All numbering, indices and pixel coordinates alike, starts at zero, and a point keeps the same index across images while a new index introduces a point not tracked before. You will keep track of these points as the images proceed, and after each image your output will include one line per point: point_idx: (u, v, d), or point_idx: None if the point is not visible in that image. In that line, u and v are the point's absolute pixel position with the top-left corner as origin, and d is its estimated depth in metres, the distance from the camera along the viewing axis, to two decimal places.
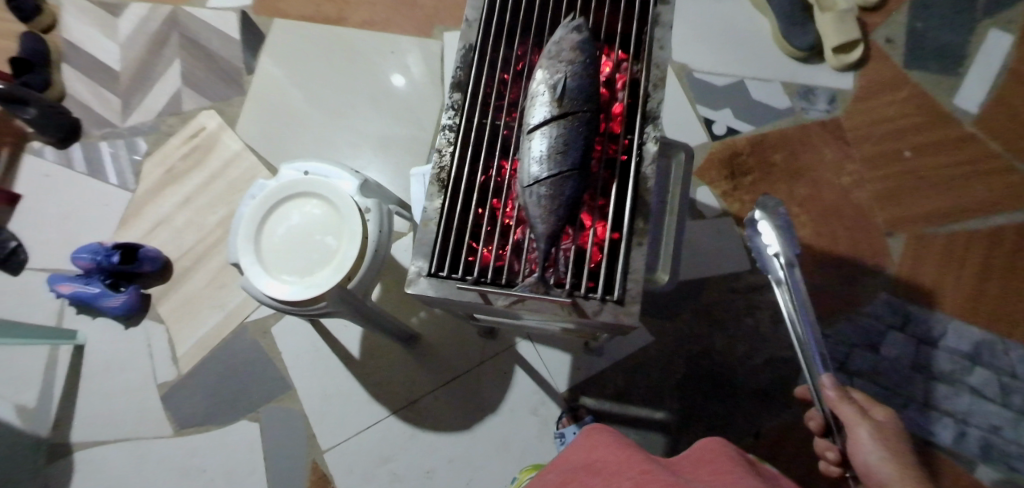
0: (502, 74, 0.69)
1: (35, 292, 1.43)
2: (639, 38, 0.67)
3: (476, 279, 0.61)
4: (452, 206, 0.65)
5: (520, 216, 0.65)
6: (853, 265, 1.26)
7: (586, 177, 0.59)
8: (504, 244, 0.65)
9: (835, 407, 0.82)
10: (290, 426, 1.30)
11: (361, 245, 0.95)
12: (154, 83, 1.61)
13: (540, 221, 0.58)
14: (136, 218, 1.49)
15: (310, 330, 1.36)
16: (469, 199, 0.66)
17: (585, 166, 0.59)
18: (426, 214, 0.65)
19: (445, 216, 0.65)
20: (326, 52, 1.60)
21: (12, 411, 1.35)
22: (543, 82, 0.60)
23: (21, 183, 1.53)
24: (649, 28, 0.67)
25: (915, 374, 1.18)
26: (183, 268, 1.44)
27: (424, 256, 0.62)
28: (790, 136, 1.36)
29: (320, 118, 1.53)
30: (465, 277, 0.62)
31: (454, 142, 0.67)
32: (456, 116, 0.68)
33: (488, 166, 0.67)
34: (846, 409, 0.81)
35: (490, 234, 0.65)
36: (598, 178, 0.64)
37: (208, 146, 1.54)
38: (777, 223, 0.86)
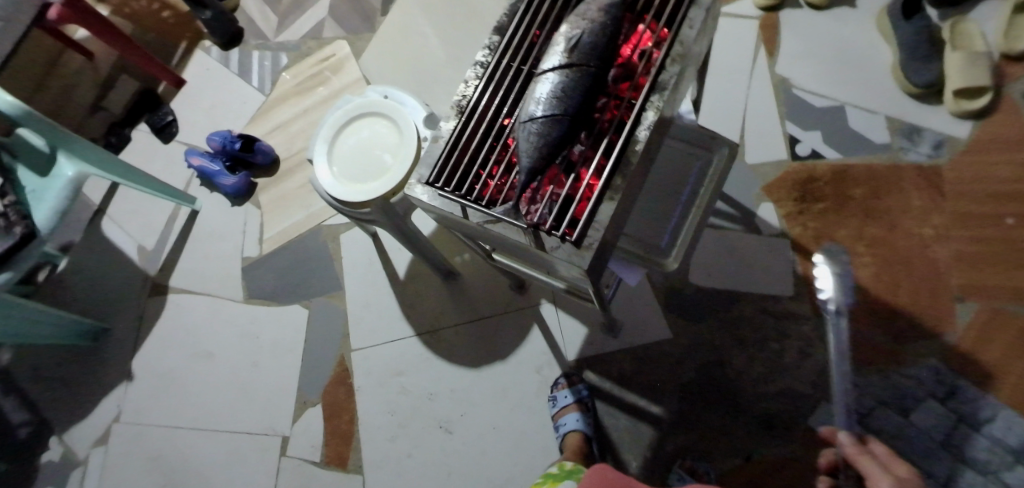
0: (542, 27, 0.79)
1: (175, 160, 1.75)
2: (673, 18, 0.74)
3: (463, 195, 0.73)
4: (463, 128, 0.76)
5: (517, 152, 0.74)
6: (908, 322, 1.18)
7: (577, 125, 0.69)
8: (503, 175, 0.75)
9: (857, 460, 0.75)
10: (332, 320, 1.49)
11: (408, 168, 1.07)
12: (306, 10, 1.86)
13: (526, 154, 0.69)
14: (264, 119, 1.75)
15: (370, 245, 1.52)
16: (479, 130, 0.77)
17: (576, 114, 0.68)
18: (441, 132, 0.77)
19: (455, 136, 0.76)
20: (451, 7, 1.74)
21: (138, 247, 1.68)
22: (564, 36, 0.70)
23: (189, 72, 1.86)
24: (685, 9, 0.73)
25: (941, 450, 1.10)
26: (287, 168, 1.68)
27: (428, 167, 0.75)
28: (878, 173, 1.27)
29: (431, 66, 1.69)
30: (455, 192, 0.74)
31: (482, 77, 0.78)
32: (491, 55, 0.78)
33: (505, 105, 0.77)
34: (867, 462, 0.75)
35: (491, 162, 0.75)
36: (595, 135, 0.73)
37: (334, 70, 1.76)
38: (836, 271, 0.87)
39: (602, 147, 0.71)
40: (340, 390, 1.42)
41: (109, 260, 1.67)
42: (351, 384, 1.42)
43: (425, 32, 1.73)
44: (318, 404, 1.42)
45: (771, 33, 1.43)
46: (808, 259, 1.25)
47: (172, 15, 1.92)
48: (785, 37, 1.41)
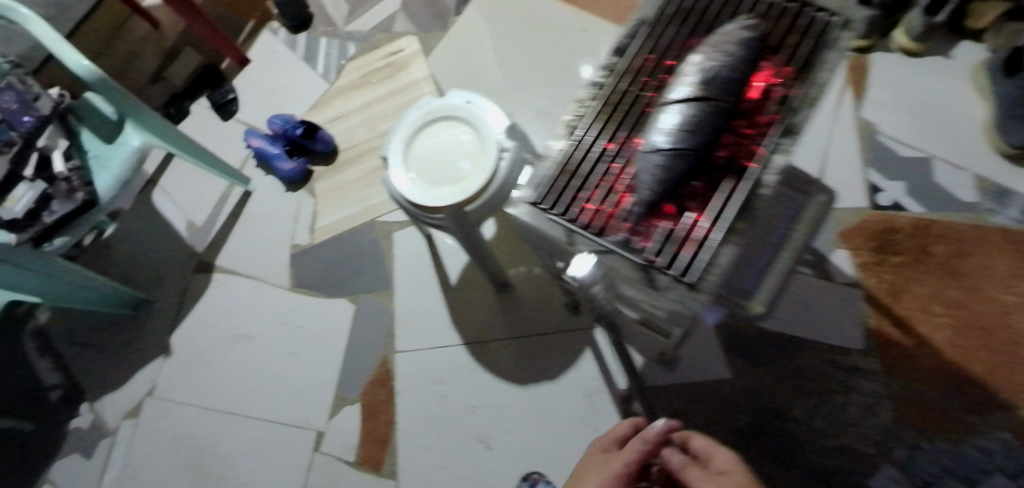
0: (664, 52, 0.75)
1: (233, 139, 1.74)
2: (810, 55, 0.68)
3: (570, 220, 0.69)
4: (573, 150, 0.73)
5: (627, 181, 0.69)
6: (982, 390, 1.13)
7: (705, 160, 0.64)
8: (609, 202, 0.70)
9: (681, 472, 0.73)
10: (377, 319, 1.46)
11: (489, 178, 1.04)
12: (378, 2, 1.85)
13: (646, 185, 0.64)
14: (325, 107, 1.74)
15: (423, 247, 1.50)
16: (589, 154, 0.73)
17: (704, 149, 0.63)
18: (550, 152, 0.75)
19: (564, 158, 0.73)
20: (526, 14, 1.72)
21: (188, 222, 1.67)
22: (696, 64, 0.66)
23: (254, 52, 1.86)
24: (822, 48, 0.68)
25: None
26: (345, 159, 1.66)
27: (534, 187, 0.73)
28: (963, 232, 1.22)
29: (499, 70, 1.66)
30: (561, 216, 0.70)
31: (597, 98, 0.75)
32: (609, 77, 0.76)
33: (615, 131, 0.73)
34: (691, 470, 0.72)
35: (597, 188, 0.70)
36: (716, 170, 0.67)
37: (401, 65, 1.74)
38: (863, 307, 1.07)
39: (723, 185, 0.64)
40: (380, 391, 1.39)
41: (158, 232, 1.67)
42: (391, 386, 1.39)
43: (496, 37, 1.71)
44: (356, 403, 1.39)
45: (858, 76, 1.39)
46: (882, 313, 1.21)
47: None
48: (873, 82, 1.38)
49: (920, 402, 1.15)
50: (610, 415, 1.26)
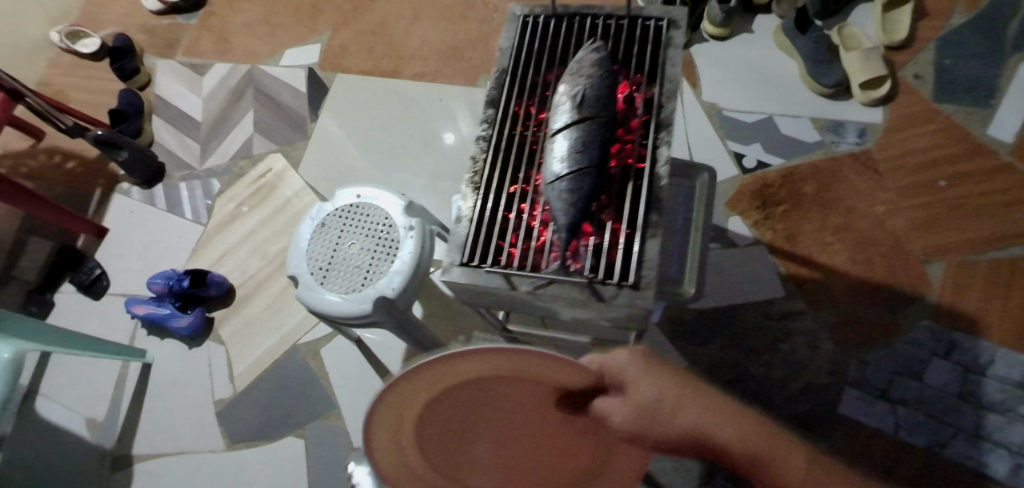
0: (532, 94, 0.79)
1: (115, 315, 1.58)
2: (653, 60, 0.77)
3: (504, 266, 0.70)
4: (483, 206, 0.74)
5: (543, 216, 0.73)
6: (891, 292, 1.25)
7: (596, 190, 0.68)
8: (527, 242, 0.72)
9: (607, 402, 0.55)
10: (335, 443, 1.36)
11: (416, 269, 1.04)
12: (229, 130, 1.81)
13: (561, 216, 0.67)
14: (207, 249, 1.64)
15: (356, 352, 1.44)
16: (502, 175, 0.76)
17: (604, 160, 0.69)
18: (461, 212, 0.74)
19: (478, 213, 0.73)
20: (379, 100, 1.76)
21: (85, 422, 1.46)
22: (566, 118, 0.70)
23: (110, 219, 1.73)
24: (661, 50, 0.77)
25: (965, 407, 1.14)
26: (244, 294, 1.57)
27: (457, 249, 0.71)
28: (821, 167, 1.39)
29: (374, 158, 1.68)
30: (492, 264, 0.71)
31: (516, 129, 0.78)
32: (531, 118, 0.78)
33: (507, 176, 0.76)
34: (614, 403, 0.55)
35: (517, 230, 0.73)
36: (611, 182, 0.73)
37: (273, 185, 1.70)
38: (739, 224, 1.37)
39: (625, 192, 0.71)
40: None
41: (51, 444, 1.43)
42: None
43: (359, 129, 1.73)
44: None
45: (689, 68, 1.56)
46: (788, 259, 1.32)
47: (79, 163, 1.81)
48: (701, 69, 1.55)
49: (843, 321, 1.25)
50: None
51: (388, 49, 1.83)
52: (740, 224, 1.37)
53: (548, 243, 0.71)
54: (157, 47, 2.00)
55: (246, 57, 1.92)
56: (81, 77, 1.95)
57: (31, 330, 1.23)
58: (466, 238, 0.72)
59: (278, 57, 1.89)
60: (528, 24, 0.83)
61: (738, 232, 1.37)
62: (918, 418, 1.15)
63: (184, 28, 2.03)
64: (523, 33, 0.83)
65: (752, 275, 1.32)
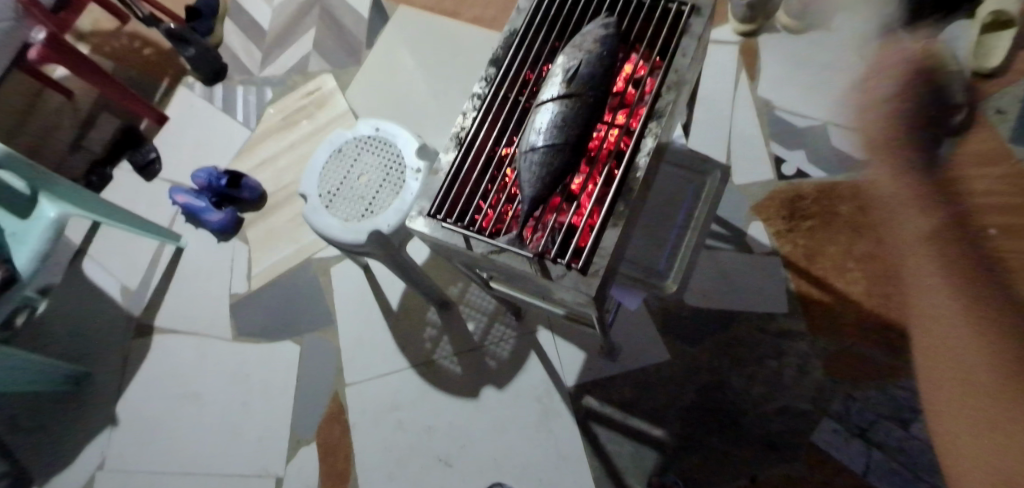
0: (538, 59, 0.79)
1: (160, 198, 1.72)
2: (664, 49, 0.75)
3: (466, 225, 0.72)
4: (462, 161, 0.75)
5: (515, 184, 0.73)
6: (900, 335, 1.19)
7: (567, 170, 0.68)
8: (495, 208, 0.74)
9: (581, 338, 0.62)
10: (326, 356, 1.46)
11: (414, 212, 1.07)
12: (291, 44, 1.87)
13: (527, 187, 0.68)
14: (249, 154, 1.74)
15: (362, 278, 1.51)
16: (487, 136, 0.76)
17: (582, 141, 0.68)
18: (439, 165, 0.75)
19: (455, 169, 0.75)
20: (433, 39, 1.76)
21: (120, 288, 1.62)
22: (554, 92, 0.69)
23: (172, 109, 1.85)
24: (676, 38, 0.74)
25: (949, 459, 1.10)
26: (274, 203, 1.66)
27: (426, 200, 0.73)
28: (864, 190, 1.30)
29: (418, 96, 1.70)
30: (456, 222, 0.73)
31: (513, 94, 0.77)
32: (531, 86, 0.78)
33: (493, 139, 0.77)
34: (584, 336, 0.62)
35: (490, 193, 0.74)
36: (593, 163, 0.73)
37: (319, 104, 1.76)
38: (760, 232, 1.32)
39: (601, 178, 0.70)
40: (335, 427, 1.38)
41: (90, 301, 1.61)
42: (346, 421, 1.38)
43: (407, 65, 1.74)
44: (313, 443, 1.38)
45: (751, 58, 1.46)
46: (801, 277, 1.27)
47: (153, 52, 1.94)
48: (763, 62, 1.45)
49: (840, 352, 1.20)
50: (563, 413, 1.28)
51: None
52: (760, 231, 1.32)
53: (512, 211, 0.72)
54: None
55: None
56: None
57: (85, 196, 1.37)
58: (438, 189, 0.74)
59: None
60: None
61: (756, 240, 1.32)
62: (891, 466, 1.11)
63: None
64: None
65: (760, 285, 1.28)
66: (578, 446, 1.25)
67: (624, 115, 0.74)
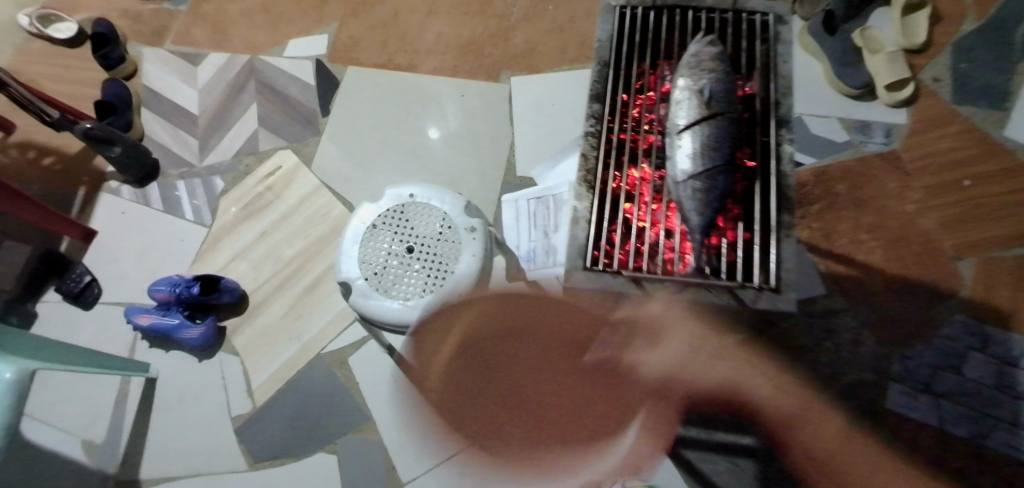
0: (637, 89, 0.84)
1: (111, 326, 1.45)
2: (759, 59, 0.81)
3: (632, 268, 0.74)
4: (599, 202, 0.77)
5: (653, 218, 0.77)
6: (925, 289, 1.29)
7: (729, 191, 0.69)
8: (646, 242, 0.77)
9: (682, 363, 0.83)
10: (370, 457, 1.28)
11: (481, 275, 0.99)
12: (231, 125, 1.69)
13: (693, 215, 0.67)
14: (213, 253, 1.53)
15: (388, 360, 1.37)
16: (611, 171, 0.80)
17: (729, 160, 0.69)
18: (578, 211, 0.77)
19: (597, 212, 0.77)
20: (395, 95, 1.68)
21: (82, 446, 1.32)
22: (692, 118, 0.70)
23: (98, 221, 1.59)
24: (770, 47, 0.81)
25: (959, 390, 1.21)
26: (258, 301, 1.46)
27: (581, 251, 0.75)
28: (852, 167, 1.41)
29: (396, 157, 1.61)
30: (619, 269, 0.74)
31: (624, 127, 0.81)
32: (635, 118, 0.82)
33: (618, 174, 0.80)
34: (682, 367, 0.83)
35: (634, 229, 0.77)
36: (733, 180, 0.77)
37: (285, 183, 1.59)
38: None
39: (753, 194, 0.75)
40: None
41: (44, 471, 1.29)
42: None
43: (375, 127, 1.65)
44: None
45: None
46: (827, 257, 1.34)
47: (57, 160, 1.65)
48: None
49: (882, 318, 1.28)
50: (649, 447, 1.23)
51: (403, 43, 1.75)
52: None
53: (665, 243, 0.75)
54: (141, 34, 1.85)
55: (246, 47, 1.80)
56: (57, 66, 1.79)
57: (41, 344, 1.15)
58: (589, 235, 0.76)
59: (281, 49, 1.78)
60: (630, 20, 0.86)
61: None
62: (960, 410, 1.19)
63: (173, 14, 1.88)
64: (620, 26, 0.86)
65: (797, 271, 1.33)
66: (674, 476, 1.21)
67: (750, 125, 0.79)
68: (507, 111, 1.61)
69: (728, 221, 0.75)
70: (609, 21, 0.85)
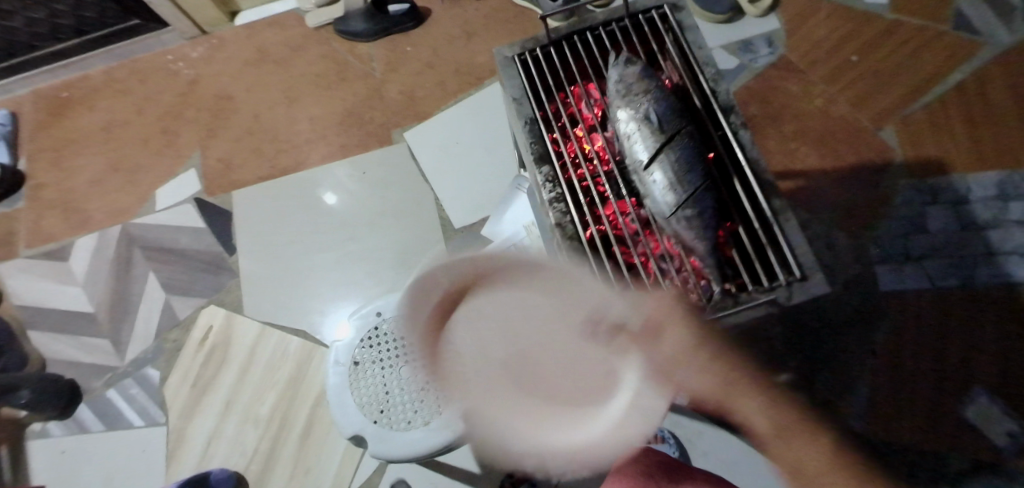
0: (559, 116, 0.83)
1: None
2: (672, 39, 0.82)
3: None
4: (595, 262, 0.76)
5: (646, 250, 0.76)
6: (865, 168, 1.35)
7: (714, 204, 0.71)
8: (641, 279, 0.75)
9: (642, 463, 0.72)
10: None
11: None
12: (137, 306, 1.50)
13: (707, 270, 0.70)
14: (184, 448, 1.36)
15: (420, 469, 1.27)
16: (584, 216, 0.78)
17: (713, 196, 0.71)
18: None
19: (595, 273, 0.75)
20: (296, 201, 1.55)
21: None
22: (649, 152, 0.72)
23: (37, 475, 1.37)
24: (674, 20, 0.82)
25: (933, 244, 1.27)
26: (257, 474, 1.32)
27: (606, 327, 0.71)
28: (755, 86, 1.45)
29: (327, 262, 1.49)
30: None
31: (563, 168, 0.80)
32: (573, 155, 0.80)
33: (590, 218, 0.78)
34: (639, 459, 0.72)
35: (628, 274, 0.75)
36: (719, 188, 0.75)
37: (226, 341, 1.45)
38: None
39: (740, 194, 0.73)
40: None
41: None
42: None
43: (292, 241, 1.52)
44: None
45: None
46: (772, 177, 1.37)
47: None
48: None
49: (842, 211, 1.32)
50: (704, 429, 1.22)
51: (278, 144, 1.62)
52: None
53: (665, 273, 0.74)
54: None
55: (113, 217, 1.60)
56: None
57: None
58: (598, 303, 0.73)
59: (153, 202, 1.60)
60: (530, 60, 0.84)
61: None
62: (944, 263, 1.25)
63: (12, 215, 1.64)
64: (523, 71, 0.84)
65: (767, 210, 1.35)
66: (737, 445, 1.20)
67: (698, 122, 0.78)
68: (417, 169, 1.54)
69: (724, 231, 0.72)
70: (515, 64, 0.84)
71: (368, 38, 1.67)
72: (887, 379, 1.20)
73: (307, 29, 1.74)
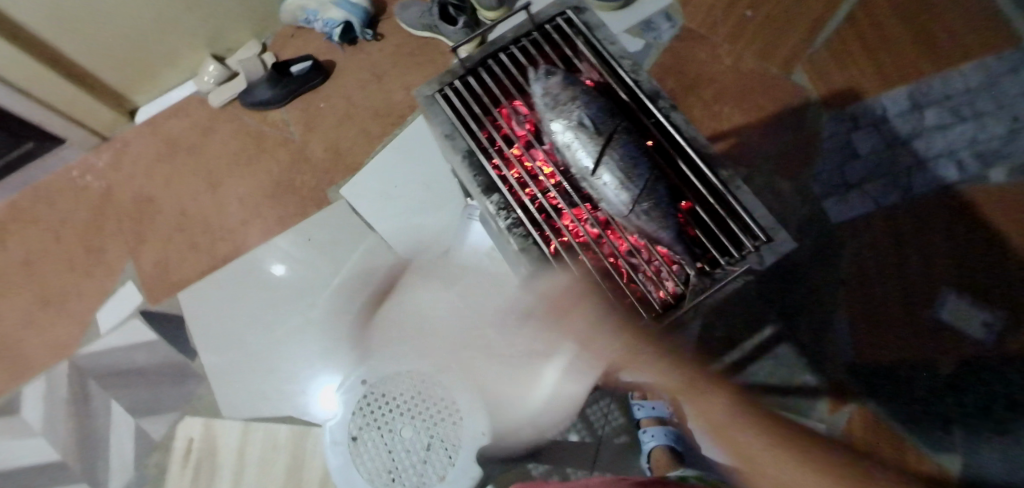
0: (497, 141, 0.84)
1: None
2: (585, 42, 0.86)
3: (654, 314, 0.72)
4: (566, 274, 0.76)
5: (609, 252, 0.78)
6: (786, 113, 1.40)
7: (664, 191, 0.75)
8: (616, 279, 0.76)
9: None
10: None
11: (485, 401, 0.96)
12: (105, 438, 1.41)
13: (677, 255, 0.73)
14: None
15: None
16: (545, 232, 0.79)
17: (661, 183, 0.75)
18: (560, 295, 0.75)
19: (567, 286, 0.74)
20: (246, 287, 1.49)
21: None
22: (591, 159, 0.76)
23: None
24: (581, 26, 0.87)
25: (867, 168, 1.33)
26: None
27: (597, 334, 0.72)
28: (666, 61, 1.49)
29: (295, 340, 1.43)
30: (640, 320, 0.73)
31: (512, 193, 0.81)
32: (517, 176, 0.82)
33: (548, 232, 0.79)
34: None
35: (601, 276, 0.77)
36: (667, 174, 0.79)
37: (212, 449, 1.37)
38: None
39: (688, 175, 0.78)
40: None
41: None
42: None
43: (252, 327, 1.45)
44: None
45: None
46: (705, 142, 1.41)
47: None
48: None
49: (778, 157, 1.37)
50: None
51: (214, 232, 1.55)
52: None
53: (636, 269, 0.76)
54: None
55: (53, 352, 1.49)
56: None
57: None
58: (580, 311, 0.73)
59: (94, 326, 1.50)
60: (452, 95, 0.87)
61: None
62: (881, 183, 1.31)
63: None
64: (449, 108, 0.86)
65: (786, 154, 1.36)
66: None
67: (629, 114, 0.83)
68: (362, 222, 1.50)
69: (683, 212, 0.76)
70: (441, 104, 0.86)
71: (278, 103, 1.61)
72: (861, 307, 1.24)
73: (213, 109, 1.67)
